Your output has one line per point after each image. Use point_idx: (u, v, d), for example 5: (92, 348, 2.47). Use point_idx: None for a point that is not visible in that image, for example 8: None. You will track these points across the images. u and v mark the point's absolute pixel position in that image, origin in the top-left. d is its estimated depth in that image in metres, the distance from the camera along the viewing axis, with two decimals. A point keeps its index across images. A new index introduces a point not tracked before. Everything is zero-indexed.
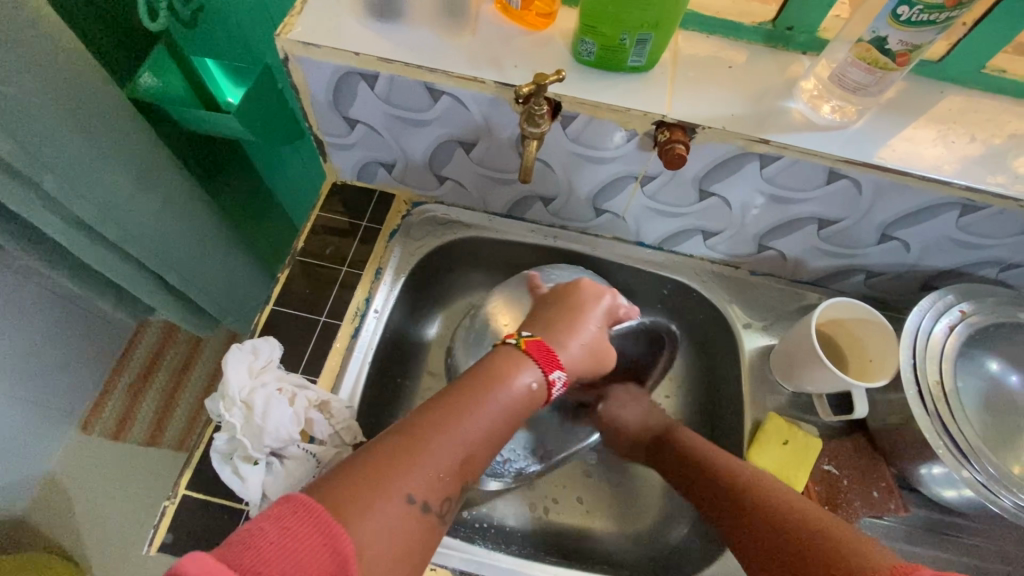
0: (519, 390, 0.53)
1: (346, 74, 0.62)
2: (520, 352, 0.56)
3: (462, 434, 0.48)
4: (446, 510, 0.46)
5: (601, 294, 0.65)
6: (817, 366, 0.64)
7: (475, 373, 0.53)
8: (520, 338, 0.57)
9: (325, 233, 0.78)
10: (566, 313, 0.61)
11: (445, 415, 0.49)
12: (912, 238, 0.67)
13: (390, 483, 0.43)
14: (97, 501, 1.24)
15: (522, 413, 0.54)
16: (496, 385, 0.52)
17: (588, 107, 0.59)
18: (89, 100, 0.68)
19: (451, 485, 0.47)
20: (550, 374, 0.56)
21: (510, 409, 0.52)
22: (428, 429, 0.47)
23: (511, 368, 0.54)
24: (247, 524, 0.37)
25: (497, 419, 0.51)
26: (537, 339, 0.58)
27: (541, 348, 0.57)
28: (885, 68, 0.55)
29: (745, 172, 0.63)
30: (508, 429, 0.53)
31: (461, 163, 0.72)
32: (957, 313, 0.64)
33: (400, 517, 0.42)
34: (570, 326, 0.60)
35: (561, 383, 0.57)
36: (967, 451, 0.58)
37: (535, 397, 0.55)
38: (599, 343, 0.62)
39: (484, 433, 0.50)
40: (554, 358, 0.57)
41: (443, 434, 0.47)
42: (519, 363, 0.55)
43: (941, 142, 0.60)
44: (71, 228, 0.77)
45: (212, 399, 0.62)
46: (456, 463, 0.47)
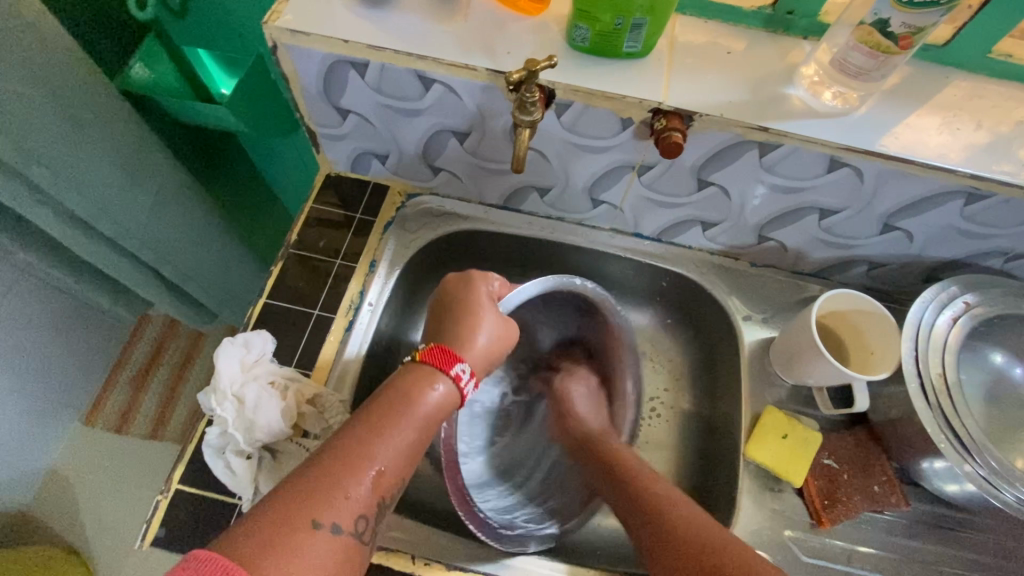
0: (426, 400, 0.53)
1: (335, 62, 0.61)
2: (417, 364, 0.57)
3: (375, 453, 0.48)
4: (365, 530, 0.45)
5: (478, 279, 0.64)
6: (817, 358, 0.63)
7: (381, 393, 0.53)
8: (416, 352, 0.58)
9: (320, 225, 0.78)
10: (459, 313, 0.62)
11: (355, 439, 0.48)
12: (915, 228, 0.65)
13: (298, 515, 0.42)
14: (99, 495, 1.24)
15: (436, 422, 0.53)
16: (403, 400, 0.52)
17: (582, 95, 0.57)
18: (77, 91, 0.66)
19: (368, 505, 0.46)
20: (450, 371, 0.56)
21: (425, 420, 0.52)
22: (337, 455, 0.46)
23: (414, 381, 0.54)
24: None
25: (408, 433, 0.50)
26: (429, 348, 0.58)
27: (437, 354, 0.57)
28: (888, 52, 0.53)
29: (745, 161, 0.62)
30: (426, 441, 0.53)
31: (455, 154, 0.71)
32: (960, 304, 0.63)
33: (314, 551, 0.41)
34: (465, 325, 0.60)
35: (468, 376, 0.57)
36: (970, 445, 0.57)
37: (445, 399, 0.55)
38: (501, 327, 0.63)
39: (399, 452, 0.49)
40: (452, 356, 0.57)
41: (358, 455, 0.47)
42: (421, 375, 0.55)
43: (946, 129, 0.58)
44: (62, 222, 0.76)
45: (204, 393, 0.61)
46: (375, 481, 0.47)
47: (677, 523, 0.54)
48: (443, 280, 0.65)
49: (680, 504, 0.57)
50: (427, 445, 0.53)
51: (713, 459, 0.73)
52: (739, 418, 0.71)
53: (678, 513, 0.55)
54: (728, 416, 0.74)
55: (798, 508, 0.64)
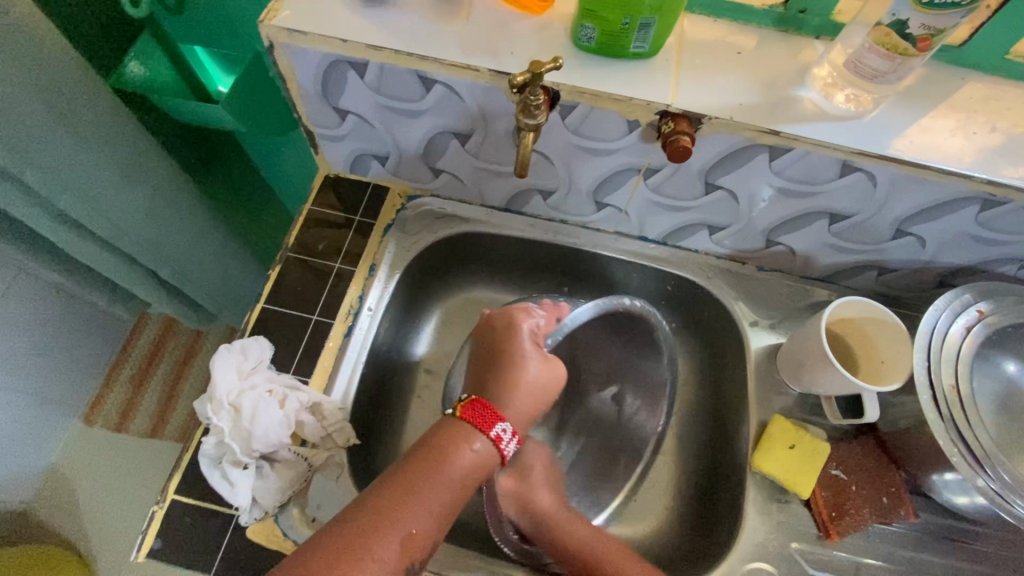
0: (462, 463, 0.53)
1: (333, 62, 0.59)
2: (456, 421, 0.55)
3: (407, 518, 0.49)
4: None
5: (525, 320, 0.63)
6: (826, 367, 0.62)
7: (418, 452, 0.53)
8: (456, 405, 0.57)
9: (319, 226, 0.76)
10: (502, 361, 0.60)
11: (387, 501, 0.49)
12: (928, 234, 0.64)
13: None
14: (98, 497, 1.22)
15: (473, 481, 0.53)
16: (438, 463, 0.52)
17: (588, 96, 0.56)
18: (71, 91, 0.65)
19: (395, 571, 0.47)
20: (491, 433, 0.55)
21: (460, 480, 0.52)
22: (369, 520, 0.47)
23: (452, 440, 0.54)
24: None
25: (440, 498, 0.51)
26: (471, 401, 0.57)
27: (476, 411, 0.56)
28: (905, 54, 0.51)
29: (755, 165, 0.60)
30: (460, 502, 0.53)
31: (456, 155, 0.69)
32: (974, 312, 0.62)
33: None
34: (508, 377, 0.58)
35: (508, 435, 0.56)
36: (983, 458, 0.55)
37: (483, 460, 0.54)
38: (546, 374, 0.60)
39: (432, 513, 0.50)
40: (491, 414, 0.56)
41: (388, 518, 0.48)
42: (460, 434, 0.54)
43: (962, 133, 0.57)
44: (57, 223, 0.75)
45: (200, 401, 0.60)
46: (402, 545, 0.48)
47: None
48: (487, 319, 0.64)
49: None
50: (460, 507, 0.53)
51: (718, 466, 0.72)
52: (745, 426, 0.70)
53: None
54: (734, 423, 0.72)
55: (805, 519, 0.63)
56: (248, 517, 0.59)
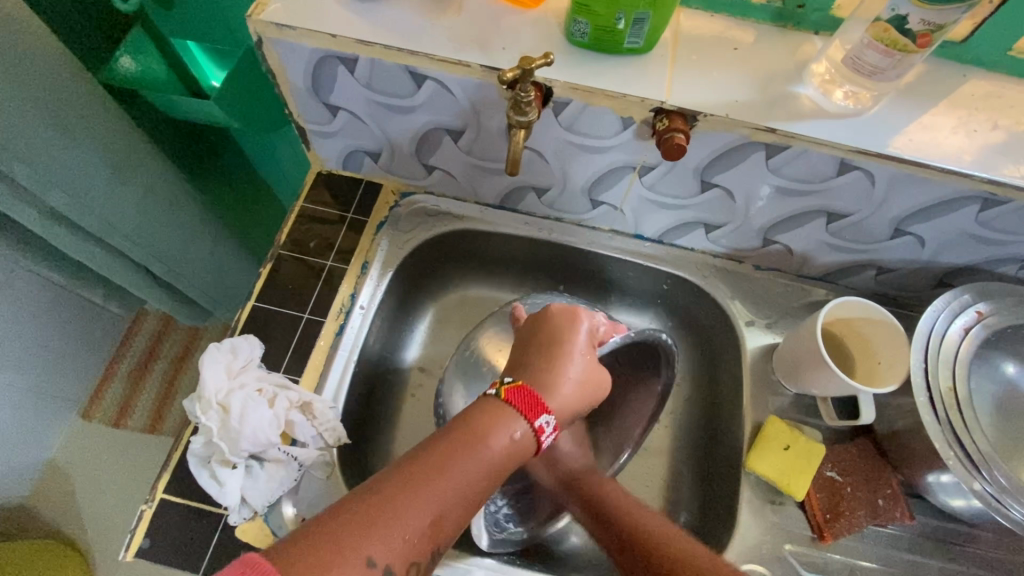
0: (500, 446, 0.51)
1: (323, 57, 0.58)
2: (501, 402, 0.54)
3: (440, 491, 0.45)
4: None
5: (581, 316, 0.62)
6: (822, 368, 0.61)
7: (454, 429, 0.51)
8: (502, 387, 0.55)
9: (311, 223, 0.75)
10: (551, 352, 0.60)
11: (420, 471, 0.46)
12: (928, 233, 0.63)
13: (355, 545, 0.39)
14: (95, 494, 1.21)
15: (505, 467, 0.51)
16: (476, 442, 0.50)
17: (581, 93, 0.55)
18: (60, 87, 0.64)
19: (422, 548, 0.43)
20: (535, 422, 0.54)
21: (493, 464, 0.50)
22: (403, 484, 0.44)
23: (492, 421, 0.52)
24: None
25: (473, 479, 0.48)
26: (517, 385, 0.56)
27: (524, 396, 0.55)
28: (905, 50, 0.50)
29: (751, 163, 0.59)
30: (488, 489, 0.50)
31: (449, 152, 0.68)
32: (973, 313, 0.61)
33: None
34: (557, 370, 0.59)
35: (549, 429, 0.55)
36: (978, 461, 0.55)
37: (520, 448, 0.53)
38: (590, 374, 0.60)
39: (462, 493, 0.47)
40: (538, 404, 0.55)
41: (421, 488, 0.45)
42: (502, 416, 0.53)
43: (962, 130, 0.56)
44: (47, 220, 0.74)
45: (189, 400, 0.60)
46: (431, 523, 0.44)
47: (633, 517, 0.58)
48: (543, 309, 0.63)
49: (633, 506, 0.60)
50: (486, 495, 0.50)
51: (713, 467, 0.72)
52: (740, 427, 0.69)
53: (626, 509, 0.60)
54: (729, 424, 0.72)
55: (799, 521, 0.63)
56: (238, 517, 0.58)
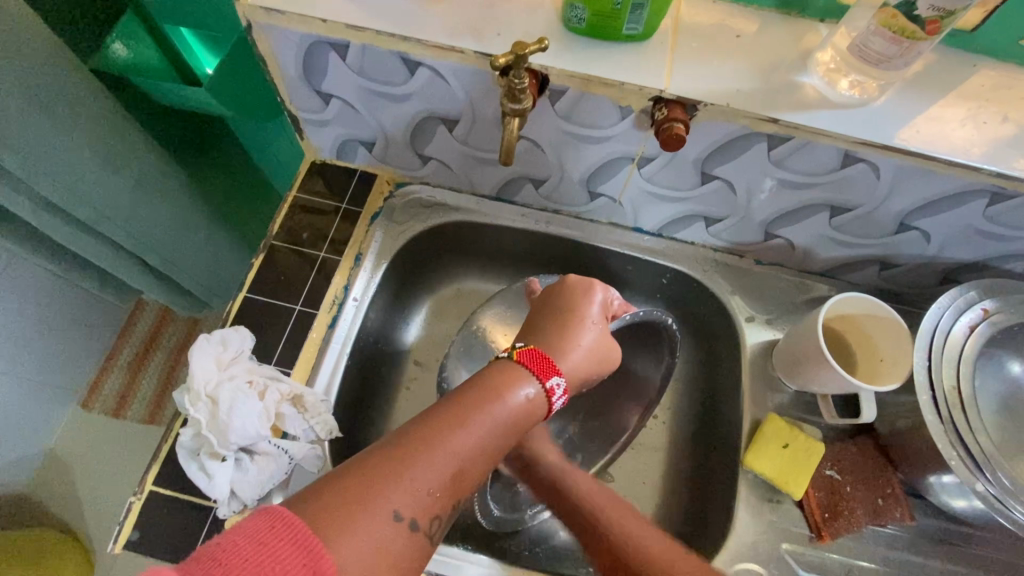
0: (515, 403, 0.49)
1: (314, 43, 0.57)
2: (513, 363, 0.52)
3: (458, 449, 0.44)
4: (436, 530, 0.42)
5: (596, 288, 0.60)
6: (822, 365, 0.60)
7: (469, 387, 0.49)
8: (513, 349, 0.53)
9: (304, 214, 0.74)
10: (564, 317, 0.57)
11: (436, 426, 0.45)
12: (933, 228, 0.61)
13: (375, 500, 0.39)
14: (92, 484, 1.20)
15: (523, 426, 0.49)
16: (492, 398, 0.48)
17: (578, 80, 0.53)
18: (49, 73, 0.63)
19: (443, 503, 0.42)
20: (546, 382, 0.51)
21: (511, 423, 0.48)
22: (421, 440, 0.43)
23: (507, 378, 0.50)
24: (217, 537, 0.32)
25: (490, 435, 0.46)
26: (528, 347, 0.54)
27: (535, 357, 0.53)
28: (912, 37, 0.48)
29: (753, 154, 0.57)
30: (506, 446, 0.48)
31: (444, 142, 0.67)
32: (979, 311, 0.59)
33: (380, 536, 0.38)
34: (570, 333, 0.56)
35: (560, 391, 0.53)
36: (982, 461, 0.53)
37: (533, 408, 0.50)
38: (604, 342, 0.58)
39: (482, 449, 0.46)
40: (549, 365, 0.53)
41: (438, 444, 0.43)
42: (515, 374, 0.51)
43: (970, 122, 0.54)
44: (39, 208, 0.73)
45: (178, 392, 0.59)
46: (450, 477, 0.43)
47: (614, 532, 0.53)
48: (562, 278, 0.61)
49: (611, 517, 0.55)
50: (507, 450, 0.48)
51: (710, 464, 0.71)
52: (738, 424, 0.68)
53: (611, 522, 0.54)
54: (728, 421, 0.70)
55: (797, 520, 0.62)
56: (227, 510, 0.58)
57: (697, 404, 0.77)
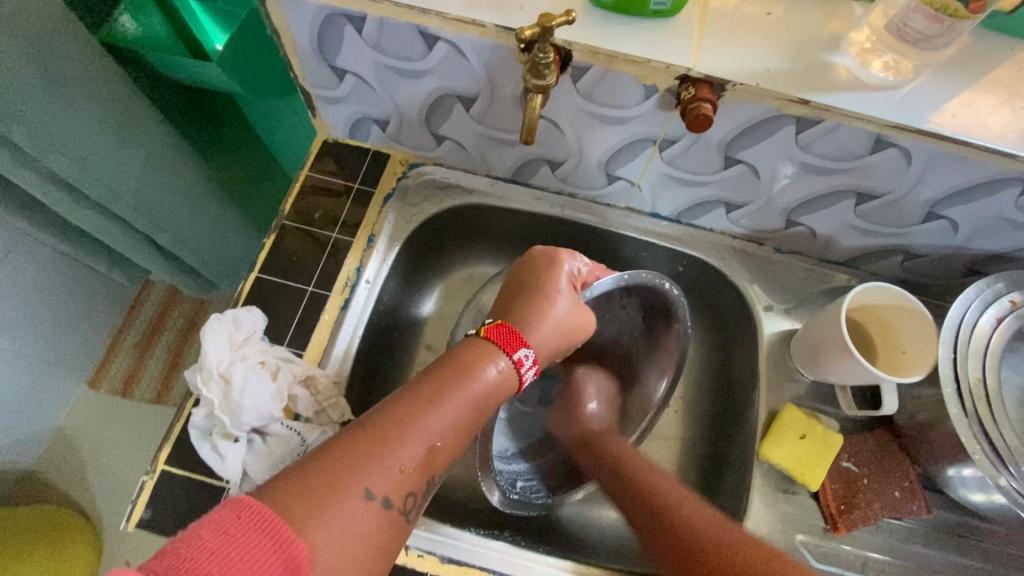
0: (486, 378, 0.48)
1: (329, 15, 0.55)
2: (481, 340, 0.51)
3: (432, 428, 0.44)
4: (412, 506, 0.41)
5: (563, 257, 0.57)
6: (843, 354, 0.59)
7: (440, 365, 0.48)
8: (480, 326, 0.53)
9: (316, 194, 0.73)
10: (531, 292, 0.55)
11: (408, 404, 0.44)
12: (963, 217, 0.59)
13: (347, 481, 0.38)
14: (100, 464, 1.19)
15: (496, 400, 0.49)
16: (461, 376, 0.47)
17: (601, 57, 0.52)
18: (58, 43, 0.61)
19: (417, 480, 0.42)
20: (514, 354, 0.51)
21: (483, 398, 0.47)
22: (395, 420, 0.43)
23: (476, 355, 0.49)
24: (182, 532, 0.32)
25: (464, 412, 0.46)
26: (496, 324, 0.53)
27: (502, 332, 0.52)
28: (955, 16, 0.45)
29: (780, 137, 0.56)
30: (480, 422, 0.48)
31: (460, 121, 0.66)
32: (1006, 303, 0.58)
33: (355, 519, 0.37)
34: (535, 305, 0.54)
35: (530, 361, 0.52)
36: (1006, 456, 0.52)
37: (505, 381, 0.50)
38: (575, 313, 0.56)
39: (456, 425, 0.45)
40: (516, 337, 0.52)
41: (411, 424, 0.43)
42: (483, 351, 0.50)
43: (1006, 107, 0.52)
44: (48, 185, 0.72)
45: (189, 371, 0.59)
46: (423, 456, 0.42)
47: (644, 478, 0.58)
48: (527, 253, 0.59)
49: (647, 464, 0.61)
50: (480, 426, 0.48)
51: (725, 454, 0.70)
52: (754, 414, 0.67)
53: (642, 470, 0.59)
54: (743, 410, 0.70)
55: (812, 511, 0.61)
56: (238, 490, 0.58)
57: (712, 394, 0.76)
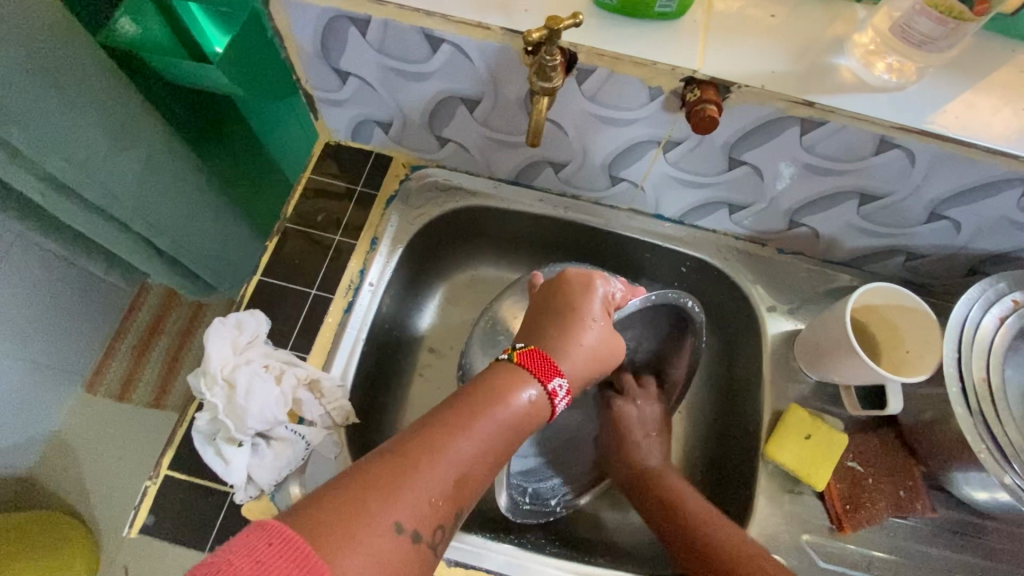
0: (518, 406, 0.47)
1: (334, 17, 0.55)
2: (514, 366, 0.51)
3: (460, 458, 0.43)
4: (440, 539, 0.40)
5: (596, 281, 0.58)
6: (848, 355, 0.59)
7: (469, 390, 0.48)
8: (513, 351, 0.52)
9: (318, 198, 0.73)
10: (564, 317, 0.55)
11: (435, 432, 0.43)
12: (965, 217, 0.60)
13: (375, 511, 0.37)
14: (96, 469, 1.17)
15: (524, 431, 0.48)
16: (491, 401, 0.47)
17: (607, 60, 0.52)
18: (54, 47, 0.60)
19: (446, 513, 0.41)
20: (548, 384, 0.50)
21: (511, 428, 0.47)
22: (423, 448, 0.42)
23: (507, 383, 0.49)
24: (212, 554, 0.31)
25: (491, 441, 0.45)
26: (529, 348, 0.52)
27: (536, 358, 0.51)
28: (959, 18, 0.46)
29: (784, 139, 0.56)
30: (508, 451, 0.47)
31: (464, 123, 0.65)
32: (1009, 303, 0.58)
33: (384, 551, 0.37)
34: (570, 331, 0.54)
35: (564, 392, 0.51)
36: (1011, 453, 0.52)
37: (535, 411, 0.49)
38: (606, 341, 0.55)
39: (484, 455, 0.44)
40: (551, 365, 0.51)
41: (439, 453, 0.42)
42: (516, 378, 0.49)
43: (1008, 108, 0.52)
44: (47, 186, 0.72)
45: (193, 375, 0.58)
46: (451, 486, 0.42)
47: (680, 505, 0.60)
48: (559, 273, 0.59)
49: (682, 488, 0.63)
50: (508, 457, 0.47)
51: (730, 455, 0.70)
52: (758, 415, 0.67)
53: (682, 495, 0.61)
54: (747, 411, 0.70)
55: (817, 511, 0.61)
56: (243, 496, 0.57)
57: (715, 395, 0.76)
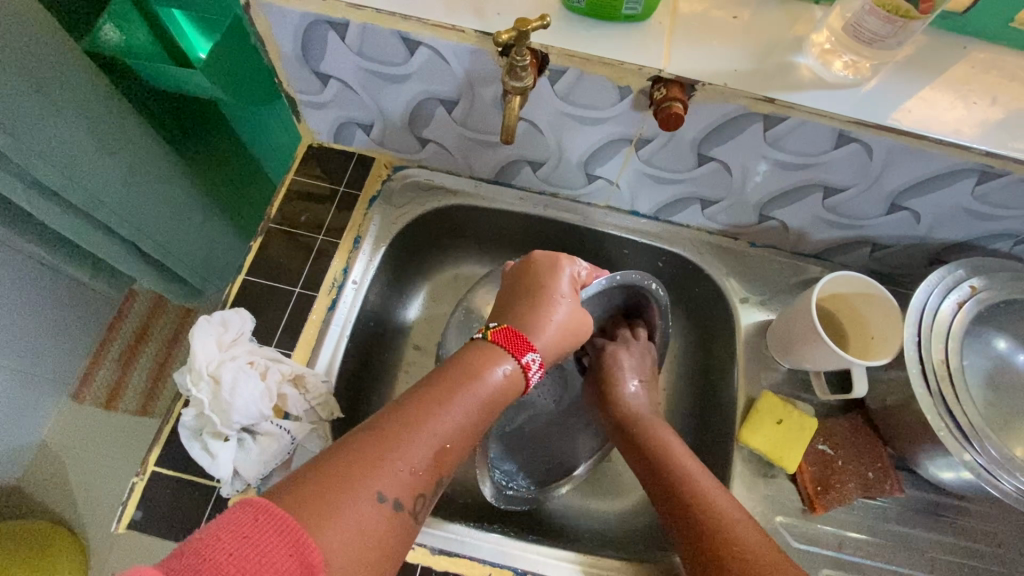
0: (493, 381, 0.49)
1: (313, 21, 0.57)
2: (488, 344, 0.52)
3: (437, 433, 0.45)
4: (421, 509, 0.42)
5: (563, 262, 0.59)
6: (813, 341, 0.61)
7: (445, 368, 0.49)
8: (486, 330, 0.53)
9: (302, 199, 0.74)
10: (534, 296, 0.57)
11: (413, 409, 0.45)
12: (923, 208, 0.62)
13: (357, 484, 0.39)
14: (84, 477, 1.17)
15: (500, 404, 0.50)
16: (468, 379, 0.48)
17: (577, 61, 0.54)
18: (38, 52, 0.61)
19: (426, 483, 0.43)
20: (522, 358, 0.52)
21: (487, 402, 0.48)
22: (401, 424, 0.43)
23: (481, 359, 0.50)
24: (200, 531, 0.33)
25: (469, 415, 0.47)
26: (501, 326, 0.54)
27: (509, 336, 0.53)
28: (907, 16, 0.48)
29: (748, 135, 0.58)
30: (486, 424, 0.49)
31: (442, 124, 0.67)
32: (967, 288, 0.60)
33: (366, 521, 0.38)
34: (542, 310, 0.55)
35: (537, 365, 0.53)
36: (969, 433, 0.55)
37: (510, 384, 0.51)
38: (574, 316, 0.57)
39: (462, 431, 0.46)
40: (523, 342, 0.53)
41: (416, 429, 0.43)
42: (490, 355, 0.51)
43: (960, 102, 0.55)
44: (33, 192, 0.72)
45: (178, 372, 0.59)
46: (431, 458, 0.43)
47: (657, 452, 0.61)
48: (527, 256, 0.60)
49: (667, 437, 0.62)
50: (485, 430, 0.49)
51: (708, 443, 0.72)
52: (733, 403, 0.69)
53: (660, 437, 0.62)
54: (723, 400, 0.72)
55: (791, 493, 0.63)
56: (229, 490, 0.58)
57: (693, 386, 0.79)
